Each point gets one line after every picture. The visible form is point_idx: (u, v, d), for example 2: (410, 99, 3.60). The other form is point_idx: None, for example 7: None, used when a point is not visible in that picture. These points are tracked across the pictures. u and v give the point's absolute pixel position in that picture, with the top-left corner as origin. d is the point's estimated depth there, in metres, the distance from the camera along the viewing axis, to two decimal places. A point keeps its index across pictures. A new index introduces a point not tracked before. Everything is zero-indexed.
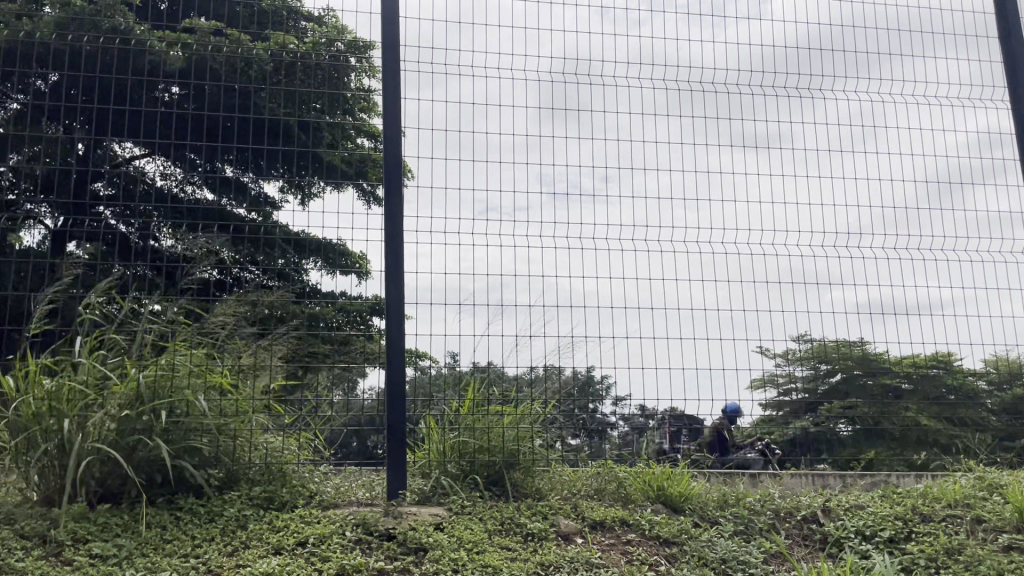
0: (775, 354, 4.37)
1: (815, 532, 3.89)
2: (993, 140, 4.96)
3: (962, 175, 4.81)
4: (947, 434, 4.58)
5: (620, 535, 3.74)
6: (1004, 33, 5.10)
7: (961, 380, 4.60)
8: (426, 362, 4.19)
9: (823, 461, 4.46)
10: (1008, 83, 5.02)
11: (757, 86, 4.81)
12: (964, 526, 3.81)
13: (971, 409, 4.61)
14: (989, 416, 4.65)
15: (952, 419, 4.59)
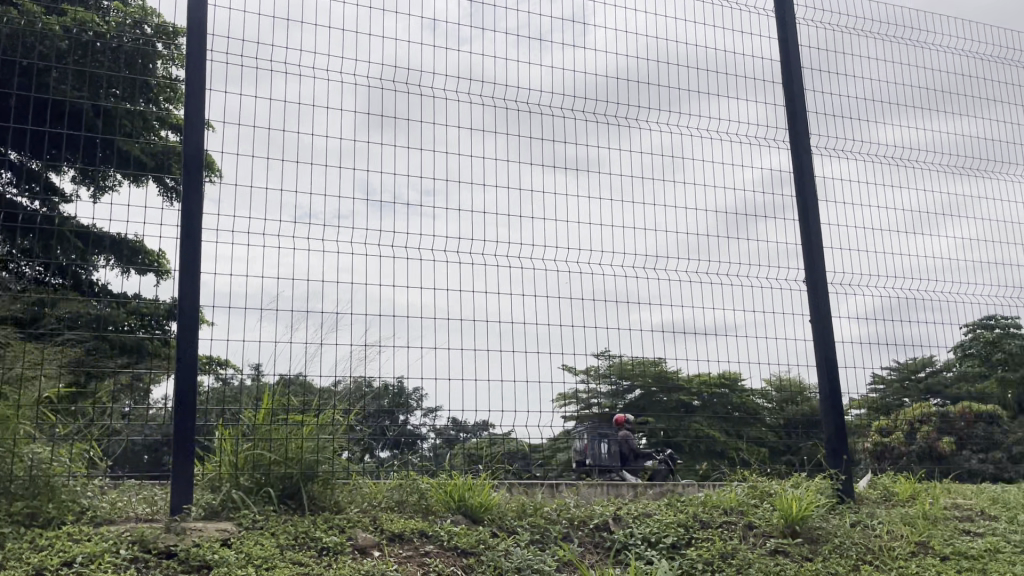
0: (578, 371, 4.54)
1: (606, 540, 4.05)
2: (774, 179, 5.41)
3: (747, 209, 5.24)
4: (730, 447, 4.90)
5: (418, 547, 3.71)
6: (790, 81, 5.56)
7: (744, 399, 4.91)
8: (227, 371, 4.00)
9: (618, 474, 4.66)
10: (790, 126, 5.49)
11: (567, 110, 4.97)
12: (739, 531, 4.08)
13: (751, 426, 4.96)
14: (767, 431, 5.01)
15: (735, 434, 4.92)
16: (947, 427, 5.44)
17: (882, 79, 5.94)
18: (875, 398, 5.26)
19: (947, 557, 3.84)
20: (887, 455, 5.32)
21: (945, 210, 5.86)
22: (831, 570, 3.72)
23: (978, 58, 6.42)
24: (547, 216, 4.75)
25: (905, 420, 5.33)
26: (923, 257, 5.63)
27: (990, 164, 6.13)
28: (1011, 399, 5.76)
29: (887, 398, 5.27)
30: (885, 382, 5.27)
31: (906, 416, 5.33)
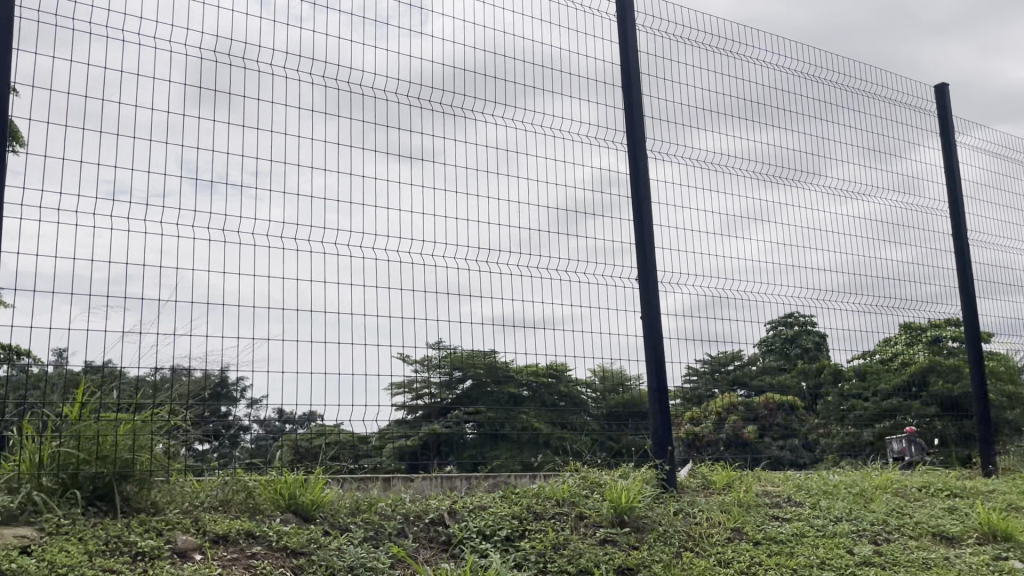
0: (411, 360, 4.48)
1: (441, 534, 4.02)
2: (609, 179, 5.58)
3: (587, 208, 5.39)
4: (558, 438, 5.03)
5: (244, 548, 3.52)
6: (628, 83, 5.72)
7: (569, 388, 5.00)
8: (24, 361, 3.62)
9: (451, 465, 4.64)
10: (627, 128, 5.67)
11: (411, 99, 4.89)
12: (570, 522, 4.18)
13: (575, 413, 5.06)
14: (589, 421, 5.10)
15: (563, 424, 5.03)
16: (749, 416, 5.82)
17: (710, 89, 6.28)
18: (687, 390, 5.53)
19: (759, 542, 4.12)
20: (700, 444, 5.66)
21: (760, 216, 6.30)
22: (656, 557, 3.88)
23: (793, 75, 6.92)
24: (386, 205, 4.66)
25: (715, 411, 5.67)
26: (738, 259, 6.02)
27: (799, 176, 6.64)
28: (805, 388, 6.13)
29: (698, 388, 5.57)
30: (698, 373, 5.57)
31: (713, 406, 5.64)
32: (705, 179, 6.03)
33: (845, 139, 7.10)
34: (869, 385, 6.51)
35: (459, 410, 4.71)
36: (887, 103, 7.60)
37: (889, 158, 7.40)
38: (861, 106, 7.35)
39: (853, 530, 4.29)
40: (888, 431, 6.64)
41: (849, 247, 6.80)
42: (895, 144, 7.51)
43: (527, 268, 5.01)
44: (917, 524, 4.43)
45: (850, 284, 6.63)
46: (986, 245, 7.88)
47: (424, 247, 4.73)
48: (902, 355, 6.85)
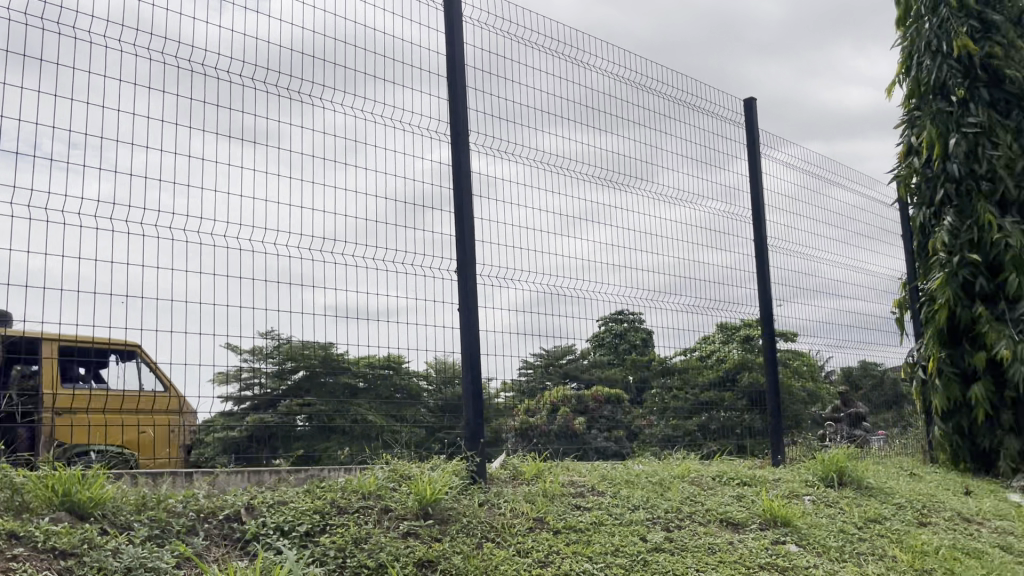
0: (242, 351, 4.31)
1: (235, 531, 3.85)
2: (431, 170, 5.42)
3: (424, 200, 5.30)
4: (387, 430, 4.91)
5: (4, 551, 3.22)
6: (452, 74, 5.59)
7: (404, 379, 4.95)
8: None
9: (276, 458, 4.54)
10: (451, 119, 5.54)
11: (248, 79, 4.71)
12: (374, 516, 4.10)
13: (408, 407, 5.00)
14: (425, 414, 5.11)
15: (394, 417, 4.95)
16: (580, 409, 6.00)
17: (544, 89, 6.35)
18: (521, 382, 5.59)
19: (559, 531, 4.22)
20: (533, 434, 5.72)
21: (587, 217, 6.40)
22: (457, 549, 3.88)
23: (618, 82, 7.10)
24: (206, 186, 4.41)
25: (547, 402, 5.78)
26: (565, 257, 6.10)
27: (623, 179, 6.81)
28: (634, 382, 6.36)
29: (533, 381, 5.66)
30: (532, 366, 5.64)
31: (547, 398, 5.77)
32: (537, 177, 6.07)
33: (668, 147, 7.37)
34: (688, 381, 6.84)
35: (292, 401, 4.56)
36: (711, 116, 7.99)
37: (711, 168, 7.78)
38: (687, 117, 7.67)
39: (648, 518, 4.48)
40: (703, 423, 6.96)
41: (674, 251, 7.08)
42: (717, 155, 7.90)
43: (358, 258, 4.87)
44: (707, 511, 4.69)
45: (668, 285, 6.91)
46: (803, 256, 8.42)
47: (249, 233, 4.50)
48: (719, 352, 7.22)
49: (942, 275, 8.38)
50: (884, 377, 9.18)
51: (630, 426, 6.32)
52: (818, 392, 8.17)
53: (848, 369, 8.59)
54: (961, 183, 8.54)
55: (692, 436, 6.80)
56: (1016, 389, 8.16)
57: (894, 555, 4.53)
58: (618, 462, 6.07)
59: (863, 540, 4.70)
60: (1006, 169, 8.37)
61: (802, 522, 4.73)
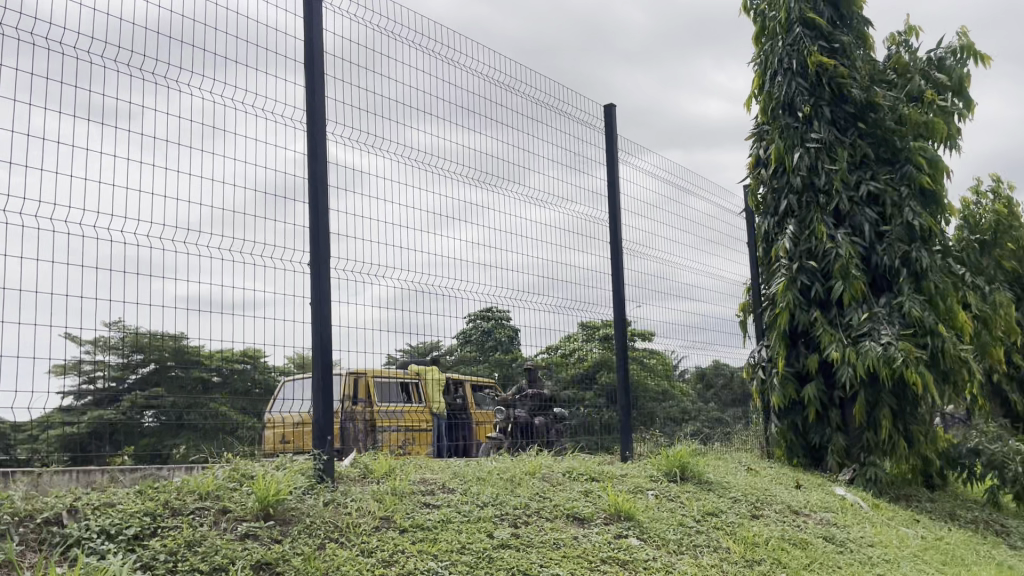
0: (83, 341, 4.08)
1: (54, 535, 3.60)
2: (283, 157, 5.15)
3: (277, 188, 5.03)
4: (243, 426, 4.71)
5: None
6: (310, 58, 5.32)
7: (264, 375, 4.74)
8: None
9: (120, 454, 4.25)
10: (307, 106, 5.25)
11: (95, 56, 4.38)
12: (210, 518, 3.93)
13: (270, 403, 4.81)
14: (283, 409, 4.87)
15: (251, 413, 4.73)
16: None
17: (416, 86, 6.24)
18: (386, 378, 5.47)
19: (406, 529, 4.18)
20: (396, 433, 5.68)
21: (453, 214, 6.25)
22: (297, 550, 3.77)
23: (487, 80, 6.99)
24: (37, 165, 4.03)
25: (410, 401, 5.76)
26: (428, 254, 5.93)
27: (491, 178, 6.70)
28: (500, 378, 6.29)
29: (397, 377, 5.54)
30: (397, 363, 5.53)
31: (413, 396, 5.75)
32: (400, 172, 5.89)
33: (536, 149, 7.31)
34: (550, 379, 6.86)
35: (135, 397, 4.32)
36: (584, 124, 8.04)
37: (582, 175, 7.84)
38: (560, 124, 7.70)
39: (495, 515, 4.51)
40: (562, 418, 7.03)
41: (543, 254, 7.09)
42: (589, 163, 7.97)
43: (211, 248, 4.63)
44: (554, 507, 4.77)
45: (534, 286, 6.86)
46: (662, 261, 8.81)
47: (83, 217, 4.16)
48: (580, 350, 7.31)
49: (785, 280, 8.95)
50: (733, 376, 9.55)
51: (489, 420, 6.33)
52: (673, 390, 8.45)
53: (701, 368, 9.00)
54: (801, 196, 9.13)
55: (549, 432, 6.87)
56: (843, 388, 8.86)
57: (727, 546, 4.76)
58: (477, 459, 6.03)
59: (700, 532, 4.91)
60: (840, 184, 8.93)
61: (643, 516, 4.89)
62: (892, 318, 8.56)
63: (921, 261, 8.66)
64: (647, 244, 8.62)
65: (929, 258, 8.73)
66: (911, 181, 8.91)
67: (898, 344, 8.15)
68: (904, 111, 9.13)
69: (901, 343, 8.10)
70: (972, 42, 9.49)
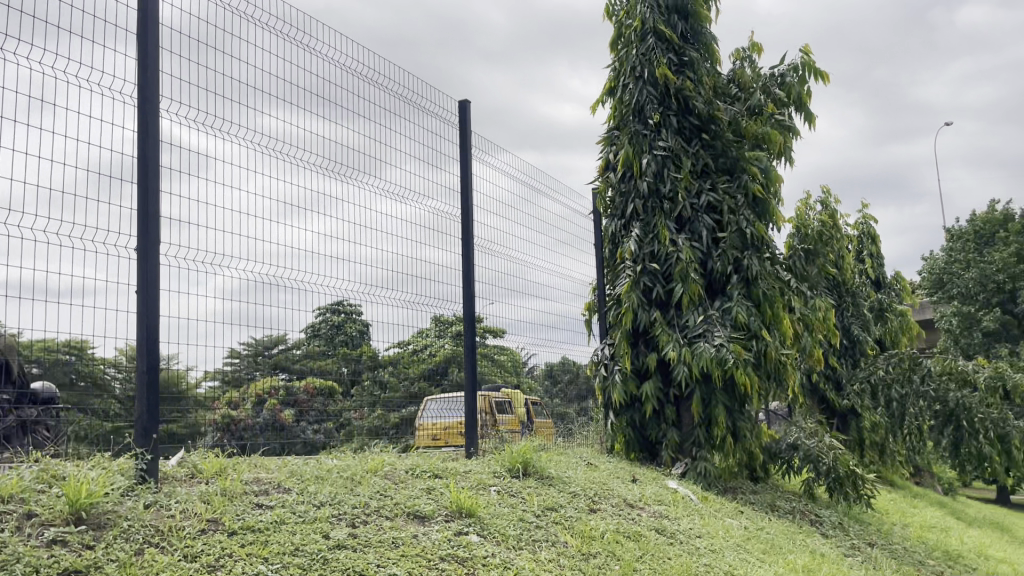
0: None
1: None
2: (112, 135, 4.75)
3: (104, 167, 4.65)
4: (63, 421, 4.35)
5: None
6: (144, 29, 4.94)
7: (91, 367, 4.44)
8: None
9: None
10: (140, 81, 4.88)
11: None
12: (12, 523, 3.57)
13: (93, 397, 4.49)
14: (110, 403, 4.60)
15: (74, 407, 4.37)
16: (288, 403, 5.61)
17: (270, 71, 5.96)
18: (226, 372, 5.18)
19: (235, 532, 3.97)
20: (235, 427, 5.35)
21: (303, 205, 6.00)
22: (111, 557, 3.49)
23: (342, 68, 6.73)
24: None
25: (254, 394, 5.40)
26: (275, 244, 5.66)
27: (345, 169, 6.48)
28: (347, 374, 6.10)
29: (239, 371, 5.27)
30: (240, 356, 5.27)
31: (253, 390, 5.39)
32: (246, 158, 5.58)
33: (392, 142, 7.13)
34: (400, 375, 6.70)
35: None
36: (442, 121, 7.95)
37: (439, 172, 7.75)
38: (418, 119, 7.57)
39: (332, 515, 4.38)
40: (412, 415, 6.87)
41: (399, 249, 6.95)
42: (446, 160, 7.89)
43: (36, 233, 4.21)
44: (394, 505, 4.69)
45: (386, 281, 6.72)
46: (516, 260, 8.88)
47: None
48: (431, 346, 7.23)
49: (629, 280, 9.27)
50: (579, 372, 9.77)
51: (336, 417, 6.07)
52: (520, 386, 8.53)
53: (549, 365, 9.16)
54: (647, 201, 9.49)
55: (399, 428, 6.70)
56: (678, 386, 9.28)
57: (565, 540, 4.84)
58: (323, 457, 5.76)
59: (539, 527, 4.96)
60: (684, 191, 9.31)
61: (484, 512, 4.89)
62: (723, 320, 9.03)
63: (753, 267, 9.24)
64: (502, 243, 8.67)
65: (759, 265, 9.31)
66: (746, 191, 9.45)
67: (729, 345, 8.59)
68: (743, 124, 9.64)
69: (732, 344, 8.55)
70: (814, 61, 10.12)
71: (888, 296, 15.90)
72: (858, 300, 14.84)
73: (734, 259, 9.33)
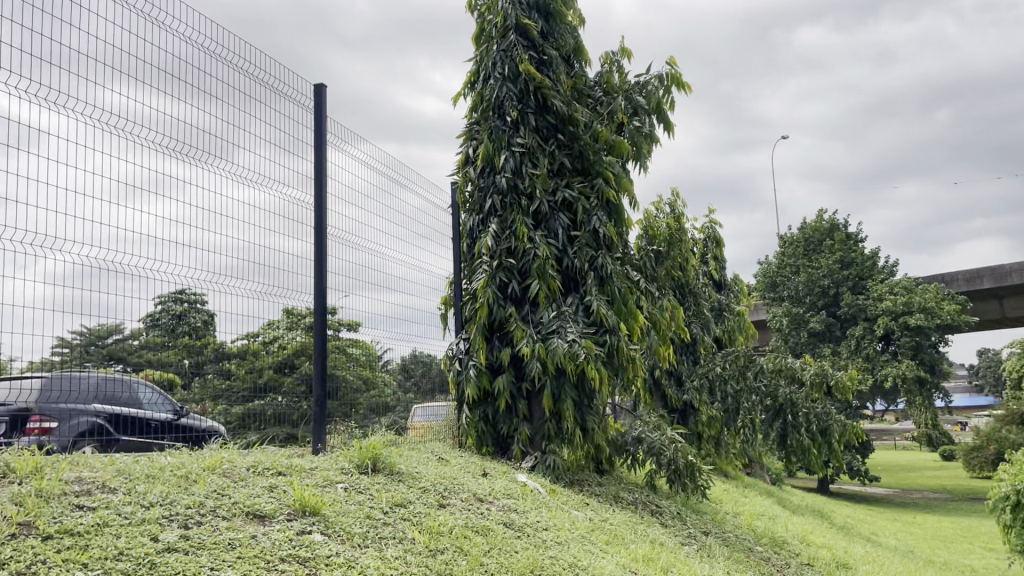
0: None
1: None
2: None
3: None
4: None
5: None
6: None
7: None
8: None
9: None
10: None
11: None
12: None
13: None
14: None
15: None
16: (121, 394, 5.30)
17: (109, 41, 5.49)
18: (54, 364, 4.82)
19: (51, 536, 3.65)
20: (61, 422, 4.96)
21: (143, 186, 5.57)
22: None
23: (189, 43, 6.32)
24: None
25: (83, 388, 5.02)
26: (109, 227, 5.23)
27: (191, 151, 6.08)
28: (189, 366, 5.83)
29: (68, 363, 4.92)
30: (70, 346, 4.90)
31: (83, 385, 5.02)
32: (77, 133, 5.11)
33: (243, 124, 6.77)
34: (245, 367, 6.40)
35: None
36: (297, 105, 7.64)
37: (294, 158, 7.45)
38: (272, 101, 7.23)
39: (163, 516, 4.11)
40: (257, 409, 6.57)
41: (248, 237, 6.62)
42: (301, 145, 7.58)
43: None
44: (233, 505, 4.47)
45: (234, 270, 6.37)
46: (374, 253, 8.70)
47: None
48: (280, 339, 6.93)
49: (486, 276, 9.27)
50: (432, 364, 9.68)
51: (174, 410, 5.74)
52: (373, 380, 8.35)
53: (403, 360, 9.02)
54: (505, 197, 9.52)
55: (243, 421, 6.37)
56: (530, 381, 9.40)
57: (412, 537, 4.77)
58: (158, 454, 5.42)
59: (386, 525, 4.87)
60: (541, 189, 9.43)
61: (328, 510, 4.74)
62: (576, 317, 9.22)
63: (606, 266, 9.50)
64: (360, 234, 8.45)
65: (612, 265, 9.57)
66: (600, 193, 9.70)
67: (581, 341, 8.76)
68: (597, 128, 9.86)
69: (584, 340, 8.72)
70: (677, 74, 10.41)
71: (726, 297, 16.83)
72: (700, 300, 15.62)
73: (588, 258, 9.54)
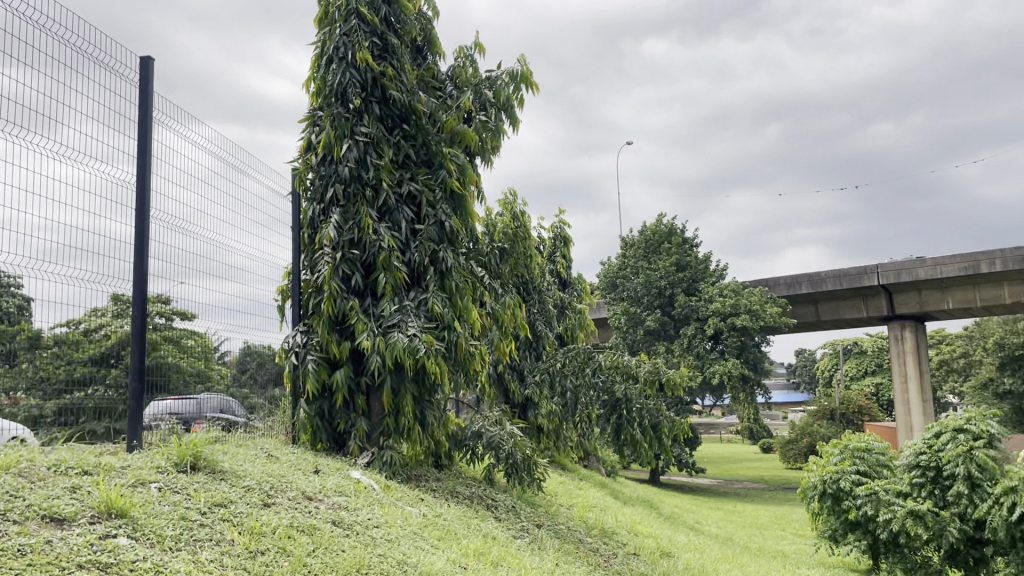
0: None
1: None
2: None
3: None
4: None
5: None
6: None
7: None
8: None
9: None
10: None
11: None
12: None
13: None
14: None
15: None
16: None
17: None
18: None
19: None
20: None
21: None
22: None
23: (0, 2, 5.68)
24: None
25: None
26: None
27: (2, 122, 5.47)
28: None
29: None
30: None
31: None
32: None
33: (62, 97, 6.19)
34: (62, 358, 5.92)
35: None
36: (121, 80, 7.11)
37: (118, 137, 6.94)
38: (95, 75, 6.69)
39: None
40: (72, 403, 6.09)
41: (73, 220, 6.09)
42: (125, 123, 7.07)
43: None
44: (26, 508, 4.10)
45: (51, 255, 5.79)
46: (209, 240, 8.24)
47: None
48: (104, 328, 6.49)
49: (329, 267, 8.98)
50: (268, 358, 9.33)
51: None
52: (208, 373, 7.94)
53: (240, 353, 8.65)
54: (347, 186, 9.34)
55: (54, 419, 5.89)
56: (369, 375, 9.26)
57: (231, 539, 4.56)
58: None
59: (202, 526, 4.62)
60: (386, 180, 9.32)
61: (138, 512, 4.46)
62: (418, 312, 9.16)
63: (447, 260, 9.52)
64: (193, 219, 7.99)
65: (453, 259, 9.61)
66: (443, 186, 9.70)
67: (421, 336, 8.67)
68: (443, 118, 9.80)
69: (424, 335, 8.64)
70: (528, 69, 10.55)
71: (569, 296, 17.26)
72: (543, 298, 15.94)
73: (430, 252, 9.52)
